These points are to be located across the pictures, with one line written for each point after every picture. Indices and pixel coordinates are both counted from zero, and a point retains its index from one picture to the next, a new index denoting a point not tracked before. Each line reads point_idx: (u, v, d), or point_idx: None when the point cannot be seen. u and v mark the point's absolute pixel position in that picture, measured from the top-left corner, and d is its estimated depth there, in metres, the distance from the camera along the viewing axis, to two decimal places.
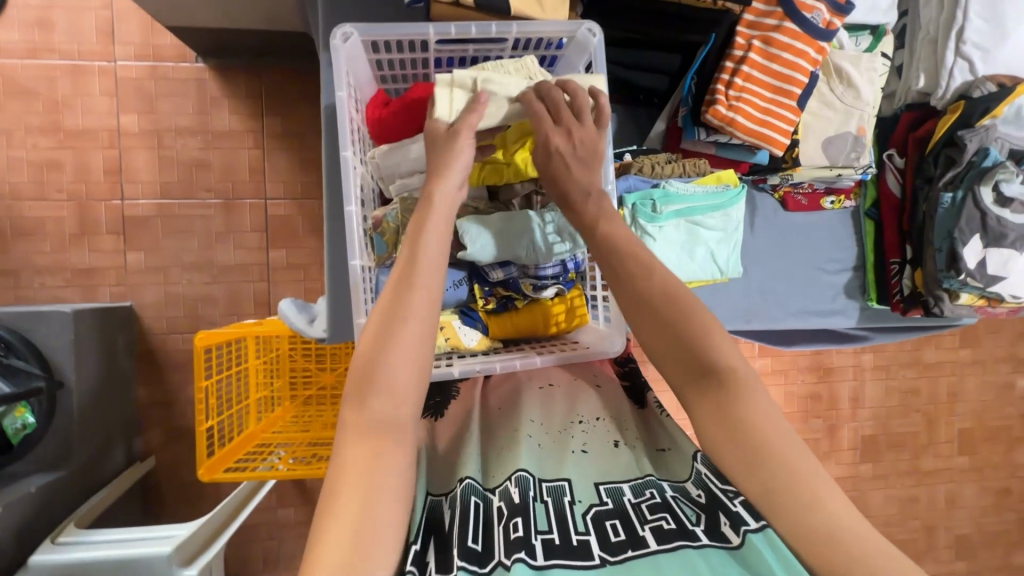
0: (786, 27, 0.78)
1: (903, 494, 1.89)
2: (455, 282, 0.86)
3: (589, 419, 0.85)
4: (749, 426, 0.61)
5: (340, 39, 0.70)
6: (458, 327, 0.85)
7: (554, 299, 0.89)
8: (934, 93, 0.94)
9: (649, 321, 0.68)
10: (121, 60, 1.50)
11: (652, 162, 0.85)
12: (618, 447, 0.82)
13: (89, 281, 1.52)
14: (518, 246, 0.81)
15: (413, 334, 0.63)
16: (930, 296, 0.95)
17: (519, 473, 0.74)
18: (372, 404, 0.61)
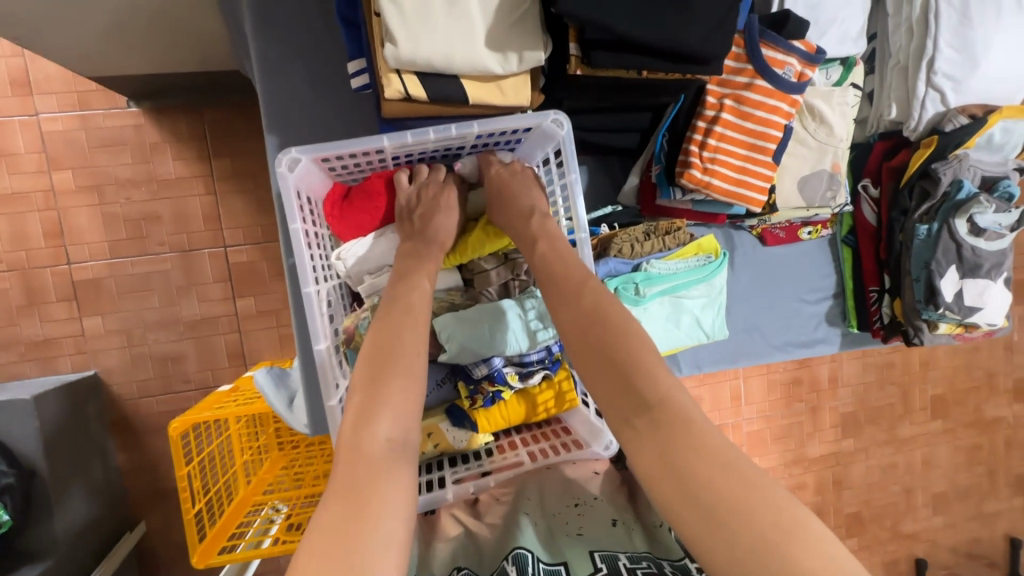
0: (758, 85, 0.75)
1: (883, 462, 1.98)
2: (438, 380, 0.94)
3: (586, 499, 0.79)
4: (699, 455, 0.56)
5: (289, 165, 0.70)
6: (446, 430, 0.88)
7: (540, 385, 0.89)
8: (907, 123, 0.92)
9: (600, 370, 0.66)
10: (44, 112, 1.38)
11: (630, 241, 0.84)
12: (617, 525, 0.75)
13: (46, 352, 1.43)
14: (496, 347, 0.82)
15: (409, 357, 0.66)
16: (910, 326, 0.97)
17: (516, 550, 0.68)
18: (367, 437, 0.59)
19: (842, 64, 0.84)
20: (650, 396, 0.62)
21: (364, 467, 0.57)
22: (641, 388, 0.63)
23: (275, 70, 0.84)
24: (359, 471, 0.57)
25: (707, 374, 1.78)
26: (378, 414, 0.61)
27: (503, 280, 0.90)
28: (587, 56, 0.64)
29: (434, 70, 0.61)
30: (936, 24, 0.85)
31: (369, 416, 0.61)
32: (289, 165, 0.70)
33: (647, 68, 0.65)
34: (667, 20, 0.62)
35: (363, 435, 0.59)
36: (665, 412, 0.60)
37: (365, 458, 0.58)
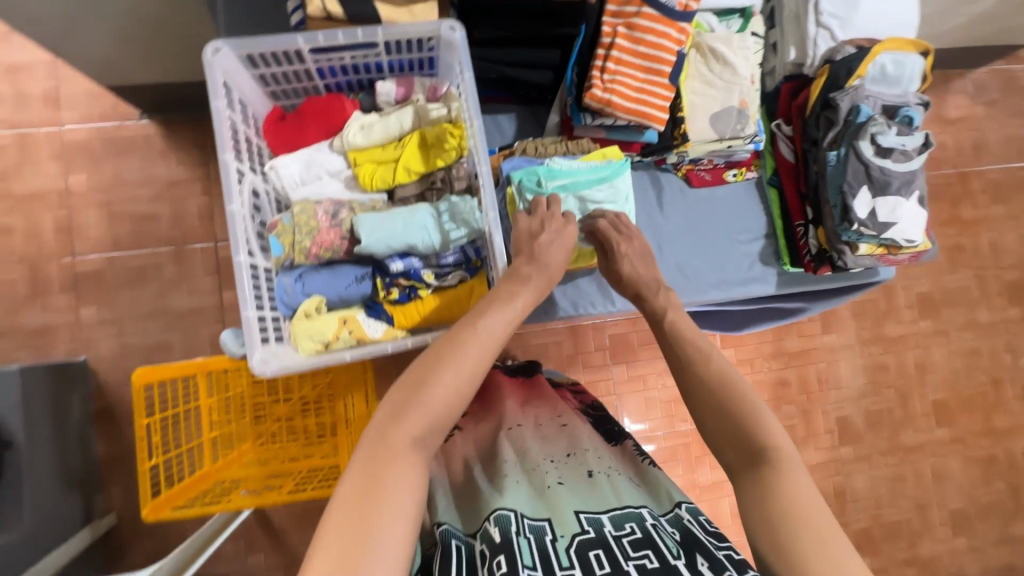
0: (645, 12, 0.83)
1: (888, 474, 1.86)
2: (357, 277, 0.90)
3: (559, 458, 0.95)
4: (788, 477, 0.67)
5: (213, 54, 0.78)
6: (362, 320, 0.89)
7: (458, 286, 0.90)
8: (805, 63, 0.95)
9: (707, 406, 0.75)
10: (68, 124, 1.56)
11: (534, 144, 0.94)
12: (590, 479, 0.90)
13: (42, 339, 1.52)
14: (410, 235, 0.86)
15: (449, 380, 0.67)
16: (834, 252, 0.91)
17: (501, 512, 0.81)
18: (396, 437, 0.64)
19: (743, 17, 0.94)
20: (757, 445, 0.70)
21: (381, 457, 0.62)
22: (746, 432, 0.71)
23: None
24: (379, 459, 0.62)
25: None
26: (414, 414, 0.65)
27: (418, 189, 0.91)
28: None
29: None
30: None
31: (405, 413, 0.65)
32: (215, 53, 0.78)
33: None
34: None
35: (393, 428, 0.64)
36: (766, 461, 0.69)
37: (387, 451, 0.63)
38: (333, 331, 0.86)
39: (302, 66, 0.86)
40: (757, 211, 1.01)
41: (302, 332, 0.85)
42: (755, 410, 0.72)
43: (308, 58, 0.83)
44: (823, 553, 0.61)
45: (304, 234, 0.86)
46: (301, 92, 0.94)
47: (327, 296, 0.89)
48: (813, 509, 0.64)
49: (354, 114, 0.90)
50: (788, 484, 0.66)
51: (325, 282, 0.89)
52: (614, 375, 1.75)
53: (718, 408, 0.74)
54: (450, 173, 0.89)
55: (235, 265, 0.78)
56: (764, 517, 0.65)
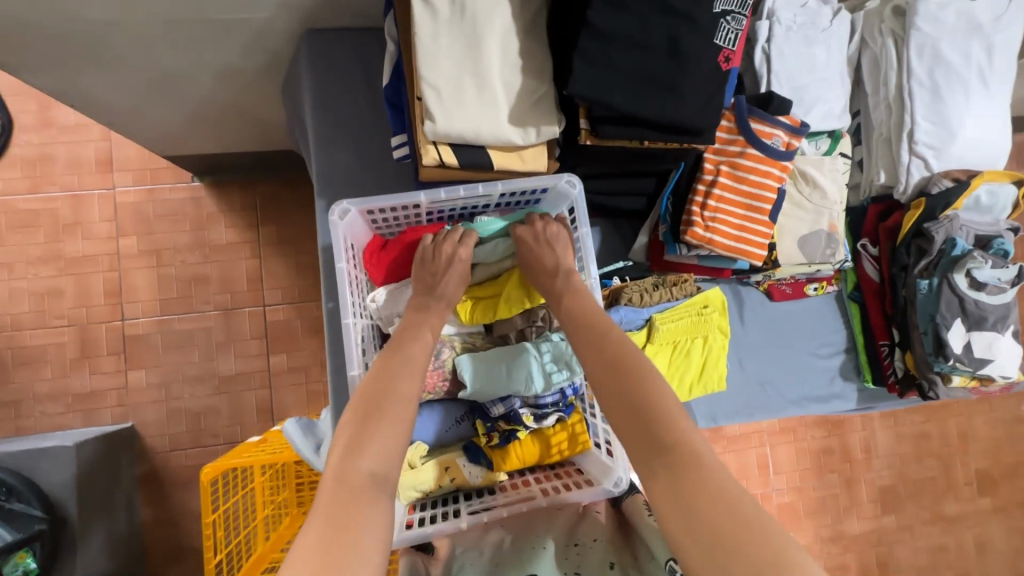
0: (749, 153, 0.84)
1: (931, 545, 1.84)
2: (456, 418, 0.91)
3: (586, 540, 0.76)
4: (710, 490, 0.58)
5: (339, 216, 0.81)
6: (463, 465, 0.86)
7: (555, 426, 0.88)
8: (897, 187, 1.00)
9: (614, 393, 0.69)
10: (120, 186, 1.56)
11: (639, 291, 0.91)
12: (615, 569, 0.72)
13: (90, 404, 1.51)
14: (513, 381, 0.85)
15: (401, 394, 0.72)
16: (926, 380, 0.99)
17: None
18: (355, 471, 0.64)
19: (830, 137, 0.97)
20: (662, 436, 0.64)
21: (345, 499, 0.61)
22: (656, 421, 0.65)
23: (328, 142, 0.94)
24: (345, 499, 0.61)
25: (731, 439, 1.75)
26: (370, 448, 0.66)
27: (519, 326, 0.91)
28: (594, 128, 0.74)
29: (465, 141, 0.72)
30: (911, 101, 0.96)
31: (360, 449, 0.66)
32: (340, 215, 0.81)
33: (648, 138, 0.74)
34: (665, 102, 0.71)
35: (355, 460, 0.65)
36: (669, 454, 0.62)
37: (351, 490, 0.62)
38: (434, 480, 0.84)
39: (415, 210, 0.88)
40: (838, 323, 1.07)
41: (403, 483, 0.82)
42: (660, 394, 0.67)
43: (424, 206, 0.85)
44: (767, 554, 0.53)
45: None
46: (402, 226, 0.94)
47: (427, 441, 0.90)
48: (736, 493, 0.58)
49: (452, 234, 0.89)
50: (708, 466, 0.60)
51: (424, 425, 0.90)
52: None
53: (627, 395, 0.68)
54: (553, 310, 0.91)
55: None
56: (687, 518, 0.57)
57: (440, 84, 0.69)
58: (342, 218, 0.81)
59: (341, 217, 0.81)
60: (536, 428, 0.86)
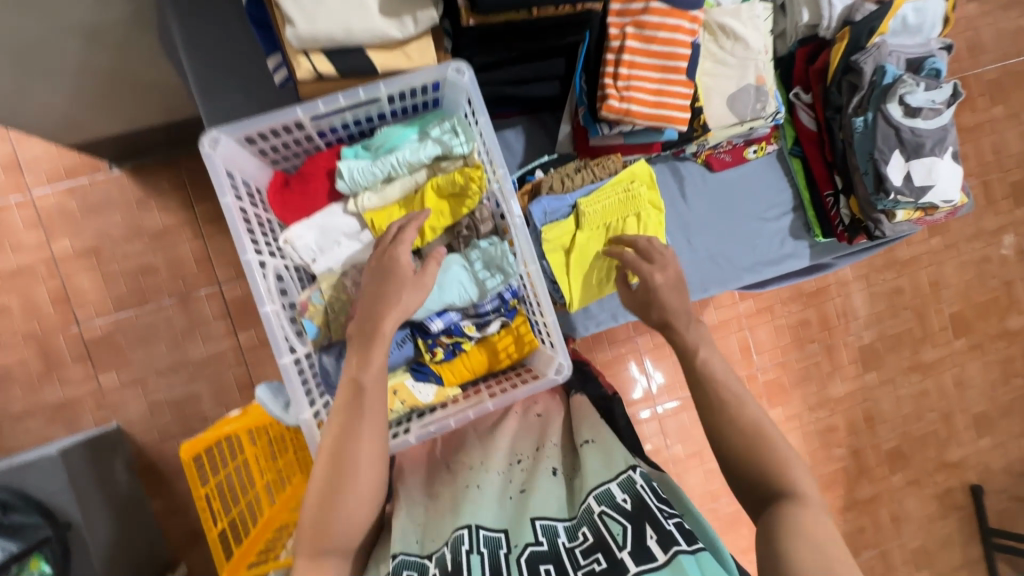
0: (653, 7, 0.81)
1: (913, 391, 1.92)
2: (399, 341, 0.88)
3: (528, 454, 0.87)
4: (798, 528, 0.68)
5: (210, 146, 0.72)
6: (412, 385, 0.87)
7: (500, 332, 0.90)
8: (821, 24, 0.98)
9: (727, 441, 0.77)
10: (37, 189, 1.48)
11: (560, 177, 0.93)
12: (557, 474, 0.82)
13: (70, 413, 1.50)
14: (451, 291, 0.84)
15: (362, 453, 0.71)
16: (870, 221, 1.01)
17: (458, 531, 0.72)
18: (325, 540, 0.69)
19: None
20: (778, 484, 0.73)
21: (315, 573, 0.68)
22: (768, 479, 0.73)
23: (215, 92, 0.88)
24: (318, 565, 0.68)
25: (711, 329, 1.78)
26: (333, 530, 0.69)
27: (445, 240, 0.87)
28: (471, 5, 0.68)
29: (338, 44, 0.69)
30: None
31: (325, 533, 0.69)
32: (212, 145, 0.72)
33: (534, 6, 0.68)
34: None
35: (326, 531, 0.69)
36: (783, 495, 0.72)
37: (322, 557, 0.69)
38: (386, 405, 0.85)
39: (301, 133, 0.81)
40: (783, 184, 1.09)
41: None
42: (782, 461, 0.74)
43: (309, 125, 0.78)
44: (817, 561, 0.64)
45: (339, 311, 0.83)
46: (302, 154, 0.88)
47: None
48: (832, 549, 0.66)
49: (347, 154, 0.82)
50: (805, 519, 0.69)
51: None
52: (641, 345, 1.74)
53: (734, 433, 0.77)
54: (475, 218, 0.85)
55: (282, 368, 0.75)
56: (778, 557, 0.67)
57: None
58: (216, 149, 0.73)
59: (214, 147, 0.73)
60: (480, 337, 0.89)
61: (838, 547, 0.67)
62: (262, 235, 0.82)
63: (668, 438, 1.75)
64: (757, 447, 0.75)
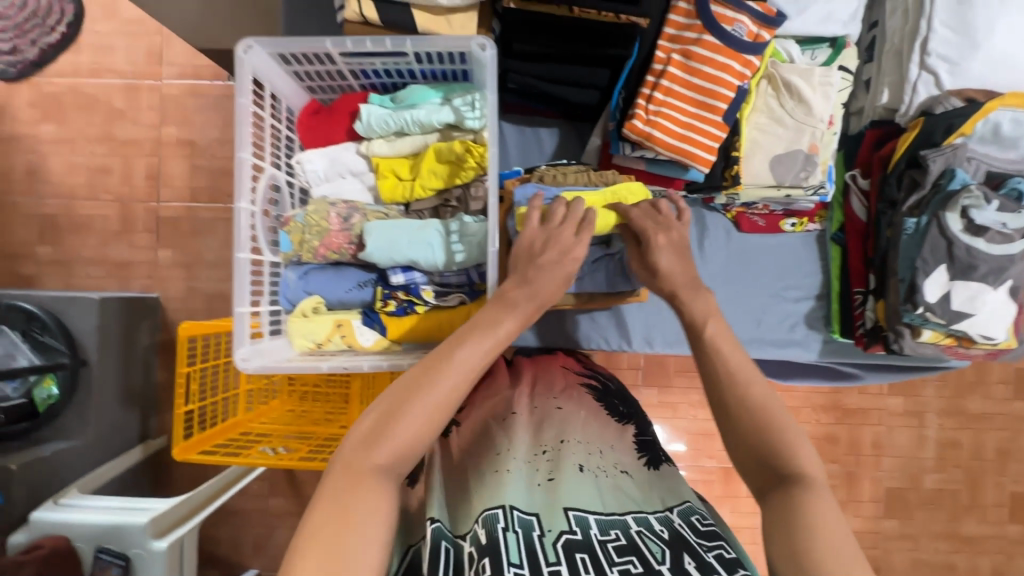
0: (705, 40, 0.85)
1: (937, 561, 1.67)
2: (360, 282, 0.93)
3: (553, 444, 0.88)
4: (814, 515, 0.64)
5: (243, 50, 0.81)
6: (356, 327, 0.90)
7: (455, 307, 0.91)
8: (899, 110, 0.94)
9: (733, 430, 0.73)
10: (167, 79, 1.70)
11: (552, 173, 0.94)
12: (585, 470, 0.83)
13: (125, 273, 1.69)
14: (418, 250, 0.86)
15: (450, 381, 0.69)
16: (892, 332, 0.94)
17: (487, 512, 0.74)
18: (376, 454, 0.64)
19: (833, 47, 0.95)
20: (786, 472, 0.69)
21: (358, 488, 0.62)
22: (775, 458, 0.69)
23: (295, 22, 0.98)
24: (354, 486, 0.62)
25: None
26: (389, 442, 0.65)
27: (433, 204, 0.91)
28: None
29: None
30: (931, 6, 0.88)
31: (381, 440, 0.65)
32: (244, 50, 0.81)
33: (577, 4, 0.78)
34: None
35: (372, 454, 0.64)
36: (795, 484, 0.67)
37: (362, 480, 0.63)
38: (325, 333, 0.89)
39: (334, 68, 0.89)
40: (814, 261, 1.08)
41: (296, 330, 0.89)
42: (791, 440, 0.70)
43: (340, 60, 0.86)
44: (836, 557, 0.60)
45: (313, 234, 0.88)
46: (337, 90, 0.96)
47: (327, 298, 0.92)
48: (845, 541, 0.62)
49: (370, 100, 0.89)
50: (818, 507, 0.64)
51: (328, 283, 0.92)
52: (643, 397, 1.68)
53: (741, 417, 0.72)
54: (468, 192, 0.87)
55: (232, 260, 0.83)
56: (793, 553, 0.62)
57: None
58: (247, 54, 0.82)
59: (246, 52, 0.82)
60: (436, 305, 0.90)
61: (852, 540, 0.62)
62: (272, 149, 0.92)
63: None
64: (763, 435, 0.70)
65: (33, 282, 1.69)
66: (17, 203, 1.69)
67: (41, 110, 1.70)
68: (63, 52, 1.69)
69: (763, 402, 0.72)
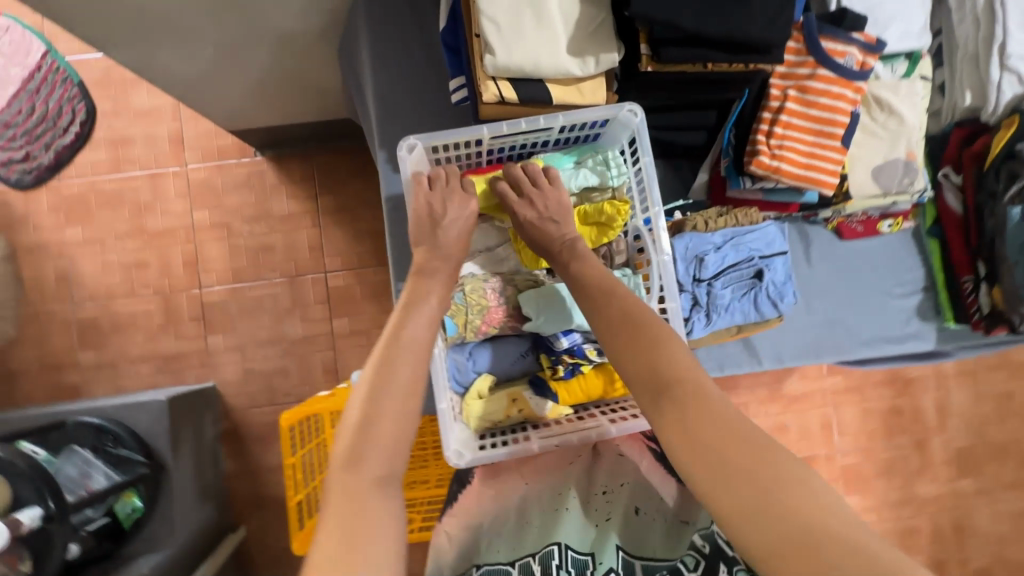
0: (819, 74, 0.96)
1: (1013, 509, 1.74)
2: (523, 352, 1.05)
3: (613, 486, 0.86)
4: (734, 438, 0.60)
5: (407, 149, 0.91)
6: (530, 397, 1.00)
7: None
8: (984, 108, 1.05)
9: (634, 369, 0.72)
10: (191, 163, 1.67)
11: (703, 219, 1.05)
12: (641, 512, 0.80)
13: (177, 365, 1.64)
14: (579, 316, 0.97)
15: (404, 367, 0.75)
16: (1014, 314, 1.06)
17: (550, 546, 0.74)
18: (365, 460, 0.66)
19: (909, 59, 1.04)
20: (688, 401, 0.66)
21: (351, 500, 0.63)
22: (672, 389, 0.67)
23: (386, 95, 1.02)
24: (351, 500, 0.63)
25: (794, 399, 1.70)
26: (369, 453, 0.67)
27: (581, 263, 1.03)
28: (656, 53, 0.83)
29: (525, 75, 0.82)
30: (1002, 14, 0.99)
31: (361, 455, 0.67)
32: (409, 149, 0.91)
33: (711, 59, 0.83)
34: (723, 14, 0.79)
35: (356, 468, 0.66)
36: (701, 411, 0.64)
37: (353, 492, 0.63)
38: (504, 410, 0.98)
39: (476, 149, 1.00)
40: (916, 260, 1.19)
41: (476, 411, 0.98)
42: (683, 371, 0.68)
43: (488, 142, 0.97)
44: (765, 477, 0.56)
45: (475, 313, 0.99)
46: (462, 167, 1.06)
47: (496, 372, 1.03)
48: (774, 457, 0.58)
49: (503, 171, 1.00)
50: (728, 424, 0.62)
51: (494, 358, 1.03)
52: None
53: (641, 362, 0.71)
54: (612, 249, 1.02)
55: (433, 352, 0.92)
56: (722, 478, 0.58)
57: (498, 19, 0.79)
58: (409, 152, 0.92)
59: (409, 151, 0.92)
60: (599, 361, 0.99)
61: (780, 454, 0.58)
62: None
63: None
64: (662, 376, 0.69)
65: (81, 390, 1.63)
66: (53, 312, 1.64)
67: (65, 214, 1.65)
68: (80, 152, 1.65)
69: (656, 340, 0.72)
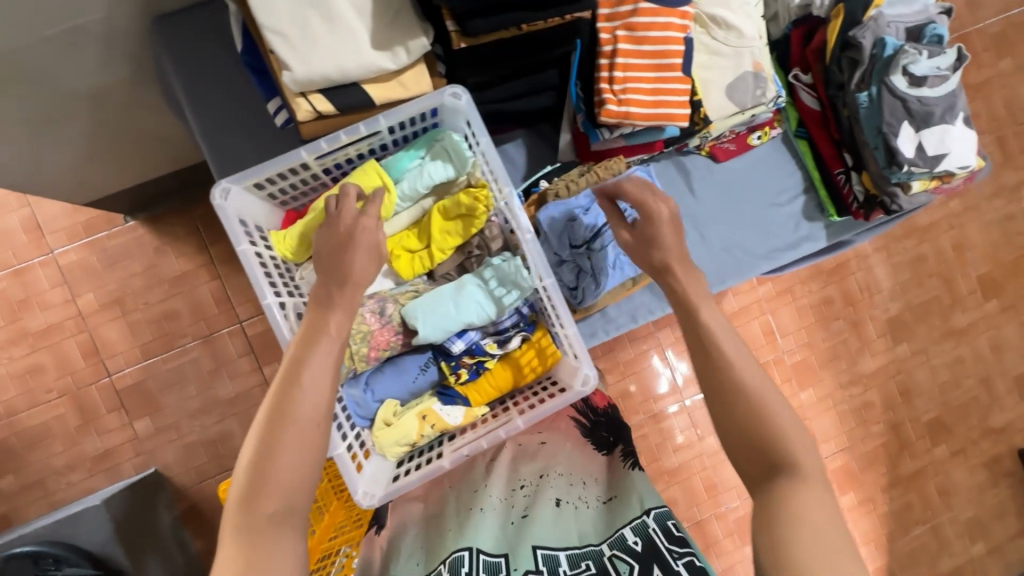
0: (641, 8, 0.95)
1: (948, 359, 1.88)
2: (422, 366, 1.06)
3: (539, 478, 1.00)
4: (811, 510, 0.71)
5: (222, 196, 0.88)
6: (441, 410, 1.02)
7: (522, 347, 1.05)
8: (813, 4, 1.12)
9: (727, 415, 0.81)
10: (58, 248, 1.52)
11: (565, 184, 1.05)
12: (560, 503, 0.94)
13: (110, 462, 1.53)
14: (468, 318, 1.00)
15: (306, 397, 0.76)
16: (887, 195, 1.12)
17: (460, 551, 0.86)
18: (267, 496, 0.71)
19: None
20: (780, 458, 0.75)
21: (256, 532, 0.69)
22: (771, 447, 0.76)
23: (212, 131, 0.97)
24: (257, 531, 0.69)
25: (732, 316, 1.76)
26: (272, 486, 0.71)
27: (457, 261, 1.05)
28: (462, 28, 0.82)
29: (332, 82, 0.83)
30: None
31: (264, 488, 0.71)
32: (222, 196, 0.88)
33: (522, 21, 0.83)
34: None
35: (259, 500, 0.70)
36: (783, 473, 0.74)
37: (258, 524, 0.70)
38: (416, 431, 1.00)
39: (308, 172, 0.97)
40: (789, 164, 1.21)
41: (390, 441, 0.99)
42: (782, 433, 0.77)
43: (315, 163, 0.94)
44: (814, 541, 0.68)
45: (360, 342, 1.00)
46: (309, 193, 1.05)
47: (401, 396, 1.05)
48: (826, 534, 0.69)
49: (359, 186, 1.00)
50: (802, 498, 0.71)
51: (393, 382, 1.05)
52: (662, 340, 1.72)
53: (733, 414, 0.80)
54: (486, 236, 1.03)
55: None
56: (778, 529, 0.70)
57: (286, 31, 0.79)
58: (226, 198, 0.88)
59: (225, 197, 0.88)
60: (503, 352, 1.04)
61: (833, 529, 0.70)
62: (279, 277, 0.98)
63: (700, 431, 1.72)
64: (757, 429, 0.77)
65: (13, 518, 1.50)
66: None
67: None
68: None
69: (753, 390, 0.79)
